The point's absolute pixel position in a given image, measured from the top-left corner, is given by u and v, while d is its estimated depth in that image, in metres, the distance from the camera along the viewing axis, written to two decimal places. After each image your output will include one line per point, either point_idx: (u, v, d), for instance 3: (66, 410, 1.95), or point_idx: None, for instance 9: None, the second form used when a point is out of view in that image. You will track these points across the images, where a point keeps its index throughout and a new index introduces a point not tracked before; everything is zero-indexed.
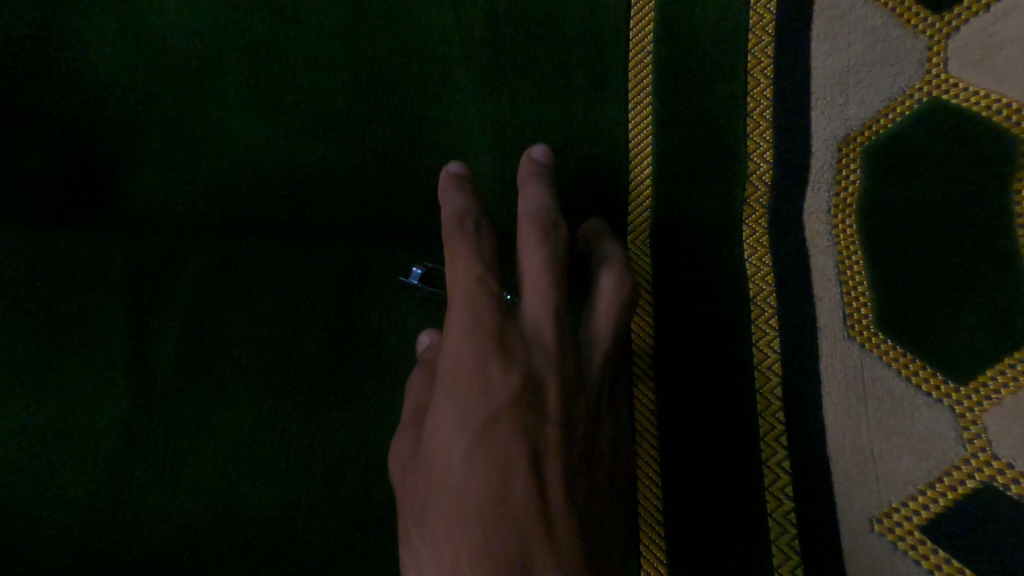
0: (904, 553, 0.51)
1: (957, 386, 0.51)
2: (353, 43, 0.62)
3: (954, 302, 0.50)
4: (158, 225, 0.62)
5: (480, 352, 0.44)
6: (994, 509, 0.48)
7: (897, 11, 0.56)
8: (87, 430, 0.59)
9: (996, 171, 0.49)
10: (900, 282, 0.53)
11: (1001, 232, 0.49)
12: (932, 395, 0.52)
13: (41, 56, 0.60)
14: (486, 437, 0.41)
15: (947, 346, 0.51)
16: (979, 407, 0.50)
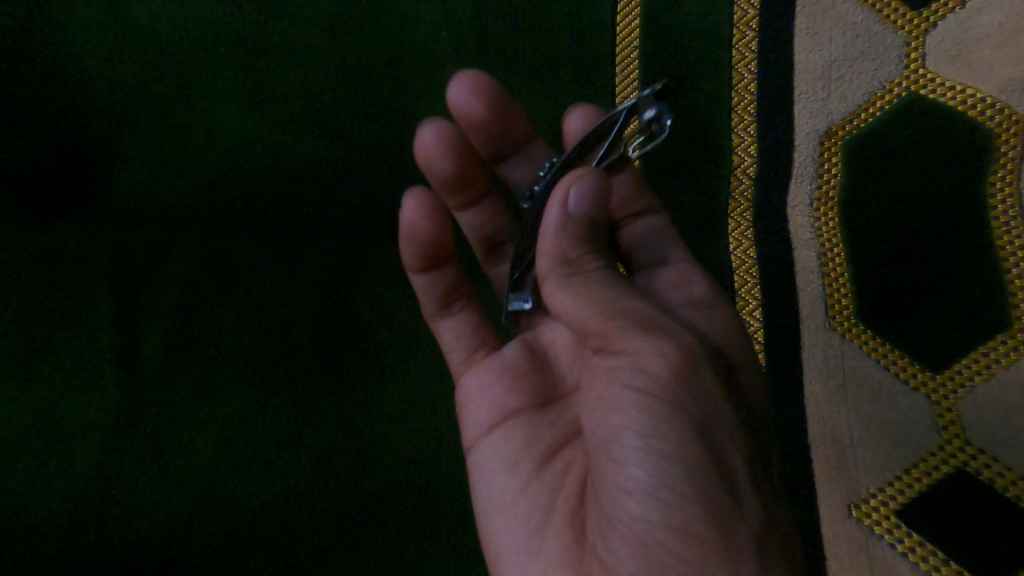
0: (880, 535, 0.52)
1: (933, 374, 0.52)
2: (341, 37, 0.62)
3: (927, 291, 0.53)
4: (145, 218, 0.61)
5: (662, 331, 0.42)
6: (964, 491, 0.50)
7: (877, 6, 0.57)
8: (76, 423, 0.58)
9: (966, 167, 0.52)
10: (877, 273, 0.55)
11: (967, 226, 0.52)
12: (910, 383, 0.53)
13: (25, 47, 0.60)
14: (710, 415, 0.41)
15: (920, 335, 0.53)
16: (954, 395, 0.52)
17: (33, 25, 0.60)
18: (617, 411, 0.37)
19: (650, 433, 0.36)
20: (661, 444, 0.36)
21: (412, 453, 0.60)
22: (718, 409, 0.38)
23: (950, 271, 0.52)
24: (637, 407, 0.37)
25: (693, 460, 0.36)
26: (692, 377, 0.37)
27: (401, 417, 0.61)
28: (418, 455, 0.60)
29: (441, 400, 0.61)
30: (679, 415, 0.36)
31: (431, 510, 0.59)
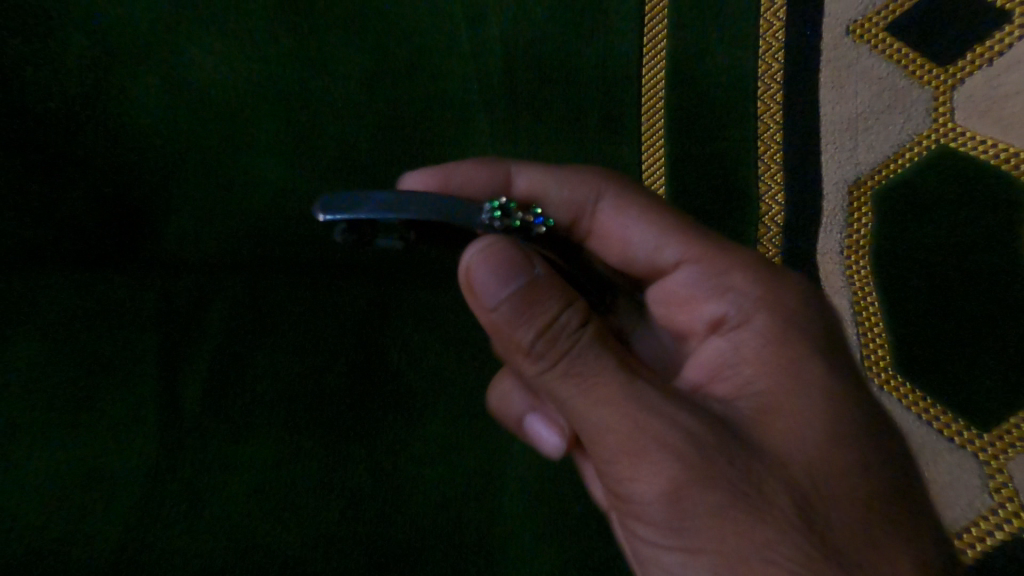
0: None
1: (981, 433, 0.53)
2: (377, 90, 0.65)
3: (955, 342, 0.54)
4: (189, 264, 0.64)
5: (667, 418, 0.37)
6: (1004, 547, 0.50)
7: (903, 62, 0.58)
8: (115, 468, 0.59)
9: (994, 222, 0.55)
10: (912, 323, 0.55)
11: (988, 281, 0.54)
12: (957, 441, 0.53)
13: (79, 103, 0.62)
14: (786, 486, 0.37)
15: (953, 386, 0.53)
16: (1003, 456, 0.52)
17: (82, 81, 0.62)
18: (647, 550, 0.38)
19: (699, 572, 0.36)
20: None
21: (443, 497, 0.60)
22: (759, 526, 0.35)
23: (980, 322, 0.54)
24: (678, 548, 0.36)
25: None
26: (706, 487, 0.35)
27: (431, 462, 0.61)
28: (448, 499, 0.60)
29: (472, 443, 0.62)
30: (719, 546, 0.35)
31: (461, 559, 0.59)
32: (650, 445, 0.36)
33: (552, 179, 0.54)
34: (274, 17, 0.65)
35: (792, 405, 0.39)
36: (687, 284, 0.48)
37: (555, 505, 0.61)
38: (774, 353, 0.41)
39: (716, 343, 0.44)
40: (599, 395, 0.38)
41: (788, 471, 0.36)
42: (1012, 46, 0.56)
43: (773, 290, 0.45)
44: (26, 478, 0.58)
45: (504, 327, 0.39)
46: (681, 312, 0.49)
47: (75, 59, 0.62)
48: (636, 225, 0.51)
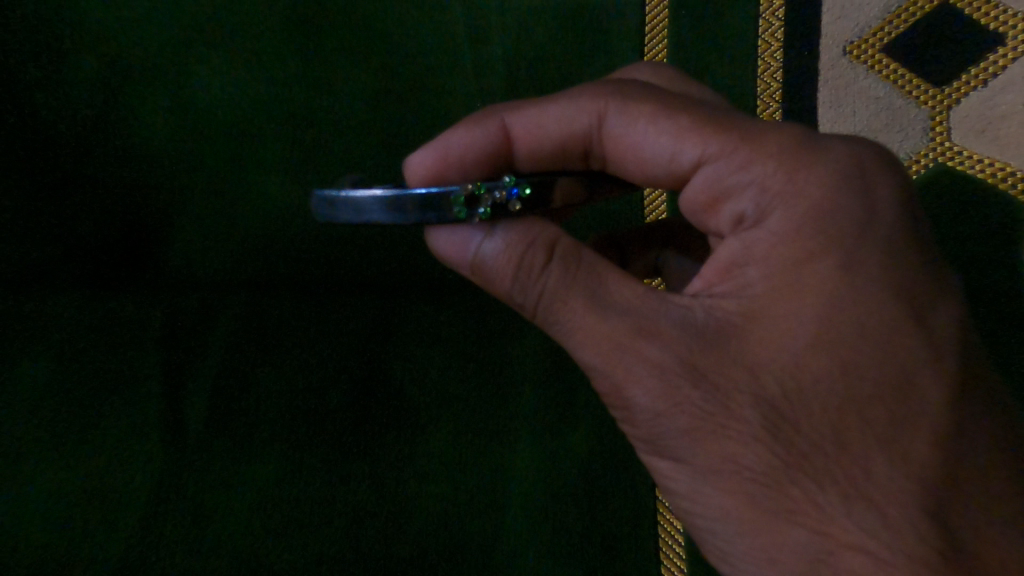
0: None
1: None
2: (382, 109, 0.66)
3: None
4: (197, 281, 0.64)
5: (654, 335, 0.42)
6: None
7: (899, 82, 0.63)
8: (119, 486, 0.59)
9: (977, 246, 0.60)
10: None
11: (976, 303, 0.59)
12: None
13: (87, 122, 0.63)
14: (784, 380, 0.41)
15: None
16: None
17: (91, 101, 0.63)
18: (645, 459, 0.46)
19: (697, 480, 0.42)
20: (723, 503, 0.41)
21: (444, 514, 0.60)
22: (727, 440, 0.41)
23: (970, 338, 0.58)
24: (666, 458, 0.43)
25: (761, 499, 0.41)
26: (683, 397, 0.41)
27: (434, 477, 0.61)
28: (449, 515, 0.60)
29: (475, 459, 0.62)
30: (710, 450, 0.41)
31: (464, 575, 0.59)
32: (625, 374, 0.42)
33: (549, 120, 0.48)
34: (281, 35, 0.66)
35: (787, 312, 0.41)
36: (708, 180, 0.44)
37: (559, 522, 0.61)
38: (784, 256, 0.41)
39: (729, 245, 0.43)
40: (579, 333, 0.43)
41: (773, 373, 0.41)
42: (1006, 68, 0.60)
43: (793, 180, 0.42)
44: (29, 496, 0.58)
45: (479, 277, 0.45)
46: (702, 210, 0.45)
47: (84, 78, 0.62)
48: (645, 136, 0.45)
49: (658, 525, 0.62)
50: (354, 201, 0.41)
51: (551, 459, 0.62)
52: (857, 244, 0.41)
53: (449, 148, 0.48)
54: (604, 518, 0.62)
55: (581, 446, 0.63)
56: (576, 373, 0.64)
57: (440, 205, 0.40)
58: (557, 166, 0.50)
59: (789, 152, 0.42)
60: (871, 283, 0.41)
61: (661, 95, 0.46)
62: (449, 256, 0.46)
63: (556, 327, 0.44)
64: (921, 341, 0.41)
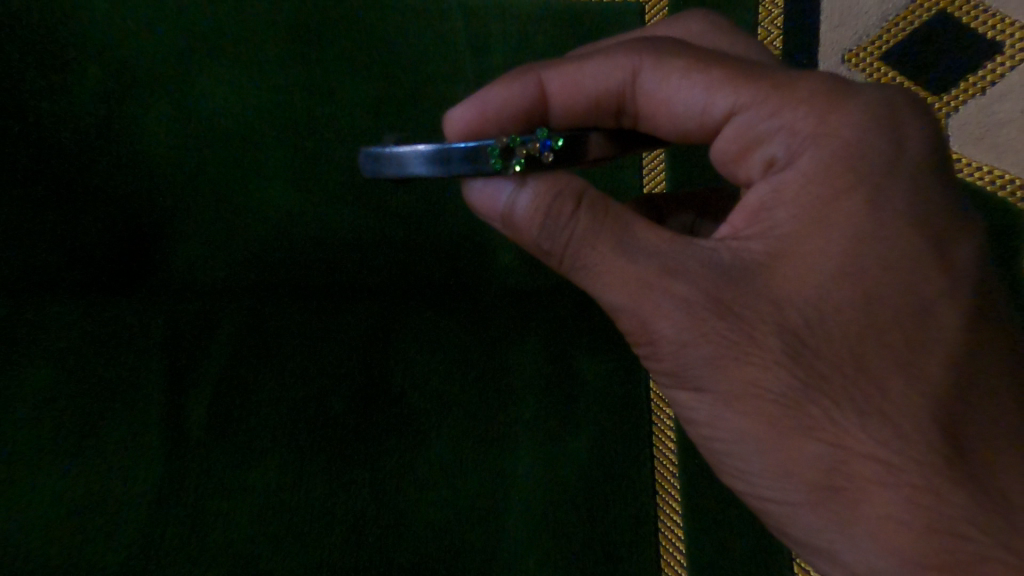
0: None
1: None
2: (383, 116, 0.67)
3: None
4: (199, 288, 0.65)
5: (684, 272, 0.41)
6: None
7: (897, 91, 0.66)
8: (119, 495, 0.59)
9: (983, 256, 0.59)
10: None
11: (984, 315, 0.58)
12: None
13: (91, 131, 0.63)
14: (815, 316, 0.40)
15: None
16: None
17: (94, 110, 0.63)
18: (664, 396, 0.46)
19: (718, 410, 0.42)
20: (743, 430, 0.41)
21: (444, 522, 0.60)
22: (755, 372, 0.41)
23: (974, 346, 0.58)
24: (686, 390, 0.43)
25: (785, 430, 0.41)
26: (711, 329, 0.41)
27: (435, 483, 0.61)
28: (449, 523, 0.60)
29: (475, 466, 0.62)
30: (733, 379, 0.41)
31: None
32: (651, 309, 0.41)
33: (584, 74, 0.48)
34: (284, 44, 0.66)
35: (817, 248, 0.41)
36: (738, 130, 0.44)
37: (559, 530, 0.61)
38: (815, 194, 0.41)
39: (758, 189, 0.43)
40: (604, 274, 0.42)
41: (801, 312, 0.41)
42: (995, 82, 0.63)
43: (826, 123, 0.41)
44: (29, 504, 0.58)
45: (510, 226, 0.44)
46: (730, 160, 0.45)
47: (87, 86, 0.63)
48: (678, 88, 0.45)
49: (659, 530, 0.62)
50: (398, 155, 0.40)
51: (551, 466, 0.62)
52: (894, 181, 0.41)
53: (488, 102, 0.48)
54: (604, 525, 0.61)
55: (582, 452, 0.63)
56: (576, 378, 0.64)
57: (478, 158, 0.40)
58: (590, 123, 0.50)
59: (822, 94, 0.42)
60: (901, 218, 0.41)
61: (695, 49, 0.46)
62: (483, 209, 0.45)
63: (579, 269, 0.43)
64: (950, 277, 0.41)
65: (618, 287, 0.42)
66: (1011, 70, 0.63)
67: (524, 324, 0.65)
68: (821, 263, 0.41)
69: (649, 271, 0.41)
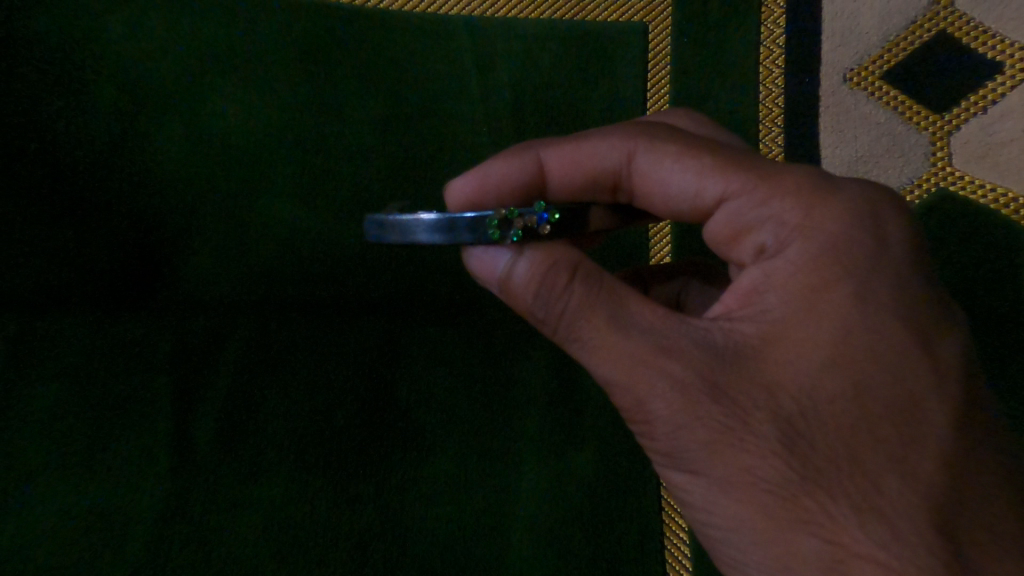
0: None
1: None
2: (389, 134, 0.68)
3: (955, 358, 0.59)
4: (206, 303, 0.65)
5: (676, 355, 0.42)
6: None
7: (898, 109, 0.67)
8: (126, 512, 0.59)
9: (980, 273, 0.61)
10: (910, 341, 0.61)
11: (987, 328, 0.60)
12: None
13: (104, 150, 0.64)
14: (801, 404, 0.41)
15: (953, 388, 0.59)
16: None
17: (108, 129, 0.64)
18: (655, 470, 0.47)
19: (708, 489, 0.43)
20: (732, 509, 0.42)
21: (449, 540, 0.60)
22: (746, 454, 0.41)
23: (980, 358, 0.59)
24: (682, 469, 0.43)
25: (777, 512, 0.41)
26: (702, 412, 0.41)
27: (439, 500, 0.61)
28: (454, 541, 0.60)
29: (478, 483, 0.62)
30: (721, 461, 0.42)
31: None
32: (644, 389, 0.42)
33: (583, 152, 0.49)
34: (293, 66, 0.67)
35: (807, 336, 0.42)
36: (729, 216, 0.45)
37: (565, 547, 0.61)
38: (805, 284, 0.42)
39: (749, 272, 0.44)
40: (596, 348, 0.43)
41: (791, 396, 0.41)
42: (996, 101, 0.64)
43: (810, 220, 0.43)
44: (36, 519, 0.58)
45: (505, 294, 0.46)
46: (724, 242, 0.46)
47: (100, 107, 0.64)
48: (673, 173, 0.47)
49: (664, 548, 0.63)
50: (405, 224, 0.42)
51: (557, 482, 0.62)
52: (879, 272, 0.42)
53: (488, 173, 0.49)
54: (610, 544, 0.61)
55: (587, 468, 0.62)
56: (580, 393, 0.64)
57: (480, 228, 0.41)
58: (587, 198, 0.51)
59: (808, 187, 0.44)
60: (888, 309, 0.42)
61: (694, 137, 0.48)
62: (482, 275, 0.46)
63: (574, 340, 0.44)
64: (936, 369, 0.42)
65: (610, 371, 0.43)
66: (1012, 89, 0.64)
67: (529, 338, 0.66)
68: (810, 353, 0.41)
69: (642, 359, 0.42)
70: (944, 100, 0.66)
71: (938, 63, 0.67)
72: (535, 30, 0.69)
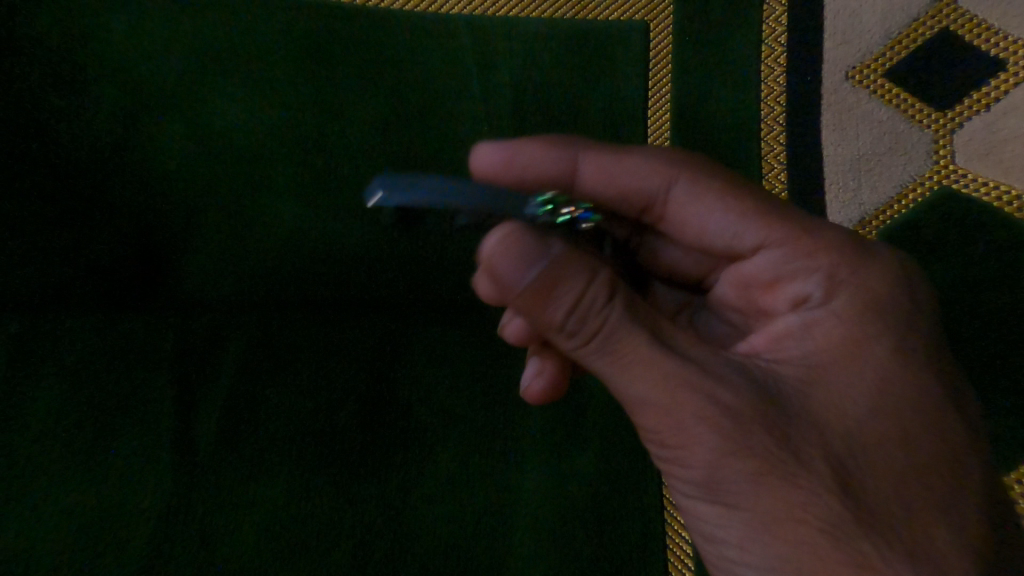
0: None
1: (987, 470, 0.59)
2: (389, 132, 0.68)
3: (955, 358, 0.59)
4: (208, 303, 0.65)
5: (723, 385, 0.42)
6: None
7: (901, 107, 0.67)
8: (129, 511, 0.59)
9: None
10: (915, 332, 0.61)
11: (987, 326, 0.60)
12: None
13: (106, 149, 0.64)
14: (848, 447, 0.42)
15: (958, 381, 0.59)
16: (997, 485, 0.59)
17: (110, 128, 0.64)
18: (683, 500, 0.46)
19: (746, 522, 0.42)
20: (770, 544, 0.41)
21: (451, 539, 0.60)
22: (794, 488, 0.41)
23: None
24: (719, 500, 0.43)
25: (818, 553, 0.40)
26: (752, 442, 0.41)
27: (440, 499, 0.61)
28: (456, 540, 0.60)
29: (480, 482, 0.62)
30: (765, 494, 0.41)
31: None
32: (689, 413, 0.41)
33: (626, 167, 0.54)
34: (294, 65, 0.67)
35: (852, 380, 0.44)
36: (773, 263, 0.49)
37: (568, 546, 0.60)
38: (847, 332, 0.45)
39: (787, 319, 0.47)
40: (634, 368, 0.42)
41: (839, 436, 0.42)
42: (1000, 99, 0.64)
43: (854, 280, 0.47)
44: (39, 520, 0.58)
45: (527, 306, 0.42)
46: (761, 288, 0.51)
47: (102, 106, 0.64)
48: (713, 212, 0.51)
49: (667, 553, 0.62)
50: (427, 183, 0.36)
51: (558, 481, 0.62)
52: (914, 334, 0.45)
53: (521, 155, 0.53)
54: (611, 543, 0.61)
55: (589, 467, 0.62)
56: (581, 392, 0.64)
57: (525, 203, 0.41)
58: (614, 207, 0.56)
59: (850, 251, 0.48)
60: (925, 369, 0.45)
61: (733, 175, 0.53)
62: (499, 274, 0.39)
63: (608, 356, 0.43)
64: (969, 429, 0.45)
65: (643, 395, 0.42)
66: (1015, 86, 0.64)
67: None
68: (856, 396, 0.43)
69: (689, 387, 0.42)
70: (946, 97, 0.66)
71: (941, 61, 0.66)
72: (536, 28, 0.69)
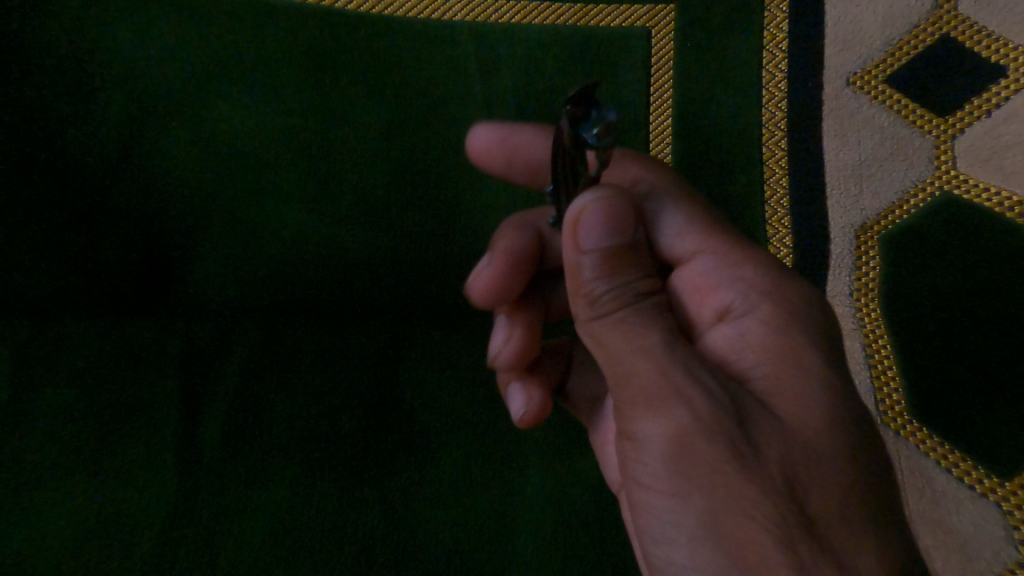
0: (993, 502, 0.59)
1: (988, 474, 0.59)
2: (393, 138, 0.68)
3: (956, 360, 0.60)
4: (214, 307, 0.66)
5: (682, 373, 0.41)
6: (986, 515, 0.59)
7: (902, 112, 0.67)
8: (134, 515, 0.59)
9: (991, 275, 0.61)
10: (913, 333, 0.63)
11: (990, 330, 0.60)
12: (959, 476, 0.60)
13: (112, 155, 0.65)
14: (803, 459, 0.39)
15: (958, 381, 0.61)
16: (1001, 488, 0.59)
17: (116, 133, 0.65)
18: (633, 495, 0.43)
19: (691, 519, 0.39)
20: (711, 545, 0.39)
21: (454, 544, 0.60)
22: (744, 488, 0.38)
23: (982, 359, 0.60)
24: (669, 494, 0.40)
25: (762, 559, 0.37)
26: (709, 434, 0.39)
27: (443, 504, 0.61)
28: (459, 545, 0.60)
29: (483, 487, 0.62)
30: (713, 490, 0.39)
31: None
32: (658, 395, 0.40)
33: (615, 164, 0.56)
34: (299, 71, 0.68)
35: (798, 391, 0.41)
36: (705, 269, 0.49)
37: (571, 553, 0.60)
38: (789, 343, 0.43)
39: (721, 330, 0.46)
40: (629, 341, 0.42)
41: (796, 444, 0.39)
42: (1000, 104, 0.64)
43: (775, 291, 0.46)
44: (45, 523, 0.58)
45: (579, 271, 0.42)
46: (688, 299, 0.49)
47: (109, 112, 0.65)
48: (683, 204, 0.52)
49: None
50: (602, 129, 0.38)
51: (561, 485, 0.62)
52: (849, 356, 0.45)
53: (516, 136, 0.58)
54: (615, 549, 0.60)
55: (592, 471, 0.62)
56: None
57: None
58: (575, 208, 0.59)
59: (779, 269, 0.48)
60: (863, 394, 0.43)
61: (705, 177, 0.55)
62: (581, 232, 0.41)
63: (619, 329, 0.42)
64: None
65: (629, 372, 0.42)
66: (1013, 94, 0.63)
67: None
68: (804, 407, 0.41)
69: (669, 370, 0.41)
70: (947, 103, 0.66)
71: (941, 66, 0.67)
72: (538, 35, 0.69)
